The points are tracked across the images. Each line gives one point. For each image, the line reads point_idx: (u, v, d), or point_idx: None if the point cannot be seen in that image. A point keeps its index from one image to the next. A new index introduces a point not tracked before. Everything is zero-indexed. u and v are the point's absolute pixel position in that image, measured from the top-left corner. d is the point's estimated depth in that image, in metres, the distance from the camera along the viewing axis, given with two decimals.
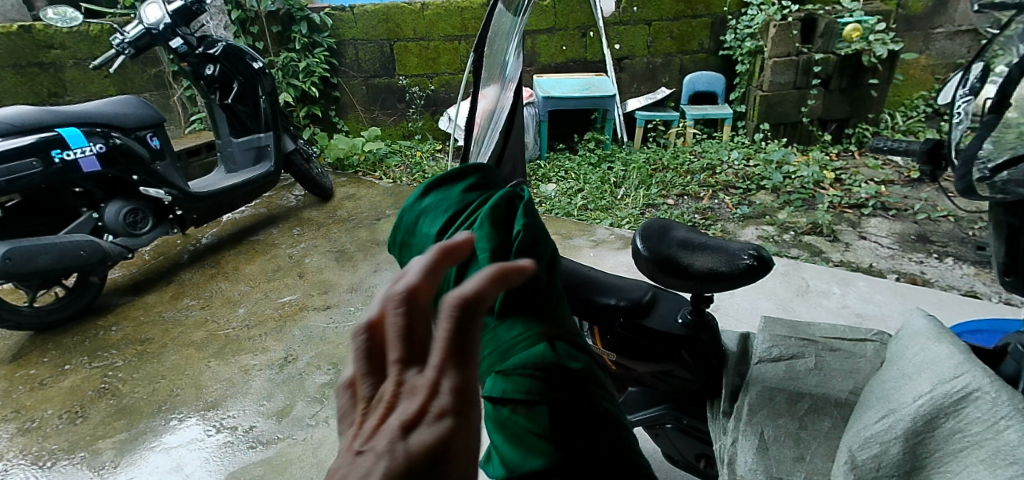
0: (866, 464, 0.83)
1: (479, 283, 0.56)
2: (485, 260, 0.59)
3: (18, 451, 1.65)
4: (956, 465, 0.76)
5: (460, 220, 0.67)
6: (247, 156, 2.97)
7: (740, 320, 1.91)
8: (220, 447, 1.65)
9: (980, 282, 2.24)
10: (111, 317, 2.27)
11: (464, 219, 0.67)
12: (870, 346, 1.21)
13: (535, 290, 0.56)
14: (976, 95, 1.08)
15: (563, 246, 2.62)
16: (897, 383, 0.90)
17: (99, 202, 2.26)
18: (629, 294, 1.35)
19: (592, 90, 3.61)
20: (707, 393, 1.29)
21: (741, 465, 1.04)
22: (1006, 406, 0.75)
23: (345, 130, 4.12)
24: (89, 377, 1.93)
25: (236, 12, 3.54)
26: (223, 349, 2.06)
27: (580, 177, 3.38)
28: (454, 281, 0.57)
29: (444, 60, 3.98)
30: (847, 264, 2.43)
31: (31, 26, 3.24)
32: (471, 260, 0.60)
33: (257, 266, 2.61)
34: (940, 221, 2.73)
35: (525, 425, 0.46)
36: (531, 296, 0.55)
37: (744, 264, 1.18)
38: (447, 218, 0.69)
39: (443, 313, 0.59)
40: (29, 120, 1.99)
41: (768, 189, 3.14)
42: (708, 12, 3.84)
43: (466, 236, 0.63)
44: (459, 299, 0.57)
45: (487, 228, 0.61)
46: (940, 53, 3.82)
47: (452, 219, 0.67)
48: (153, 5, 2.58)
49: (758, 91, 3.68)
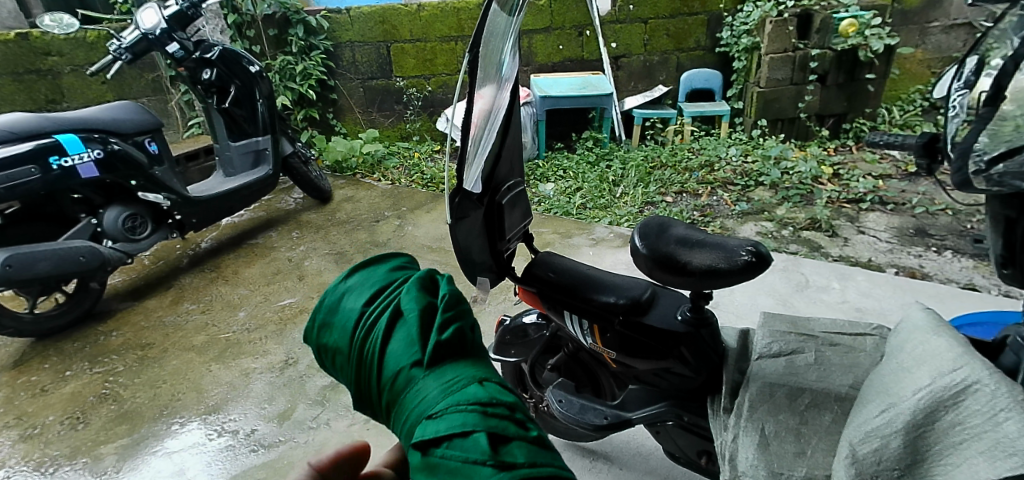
0: (866, 457, 0.83)
1: (400, 344, 0.45)
2: (390, 323, 0.46)
3: (20, 458, 1.65)
4: (956, 457, 0.76)
5: (365, 260, 0.54)
6: (245, 160, 2.98)
7: (740, 317, 1.91)
8: (222, 450, 1.65)
9: (979, 274, 2.25)
10: (111, 323, 2.27)
11: (389, 275, 0.53)
12: (869, 340, 1.22)
13: (461, 357, 0.45)
14: (971, 89, 1.08)
15: (562, 245, 2.63)
16: (897, 377, 0.90)
17: (97, 208, 2.27)
18: (628, 292, 1.36)
19: (589, 89, 3.61)
20: (708, 389, 1.28)
21: (742, 460, 1.04)
22: (1004, 398, 0.75)
23: (343, 132, 4.13)
24: (90, 382, 1.94)
25: (232, 17, 3.54)
26: (224, 352, 2.06)
27: (579, 176, 3.38)
28: (377, 340, 0.46)
29: (441, 61, 3.99)
30: (846, 259, 2.43)
31: (27, 33, 3.24)
32: (371, 320, 0.47)
33: (257, 270, 2.62)
34: (938, 215, 2.74)
35: (462, 464, 0.36)
36: (457, 362, 0.44)
37: (742, 261, 1.18)
38: (360, 268, 0.53)
39: (362, 379, 0.47)
40: (26, 127, 1.99)
41: (767, 185, 3.15)
42: (704, 9, 3.84)
43: (364, 290, 0.50)
44: (383, 355, 0.45)
45: (419, 282, 0.50)
46: (936, 47, 3.83)
47: (364, 277, 0.52)
48: (149, 10, 2.58)
49: (755, 87, 3.69)
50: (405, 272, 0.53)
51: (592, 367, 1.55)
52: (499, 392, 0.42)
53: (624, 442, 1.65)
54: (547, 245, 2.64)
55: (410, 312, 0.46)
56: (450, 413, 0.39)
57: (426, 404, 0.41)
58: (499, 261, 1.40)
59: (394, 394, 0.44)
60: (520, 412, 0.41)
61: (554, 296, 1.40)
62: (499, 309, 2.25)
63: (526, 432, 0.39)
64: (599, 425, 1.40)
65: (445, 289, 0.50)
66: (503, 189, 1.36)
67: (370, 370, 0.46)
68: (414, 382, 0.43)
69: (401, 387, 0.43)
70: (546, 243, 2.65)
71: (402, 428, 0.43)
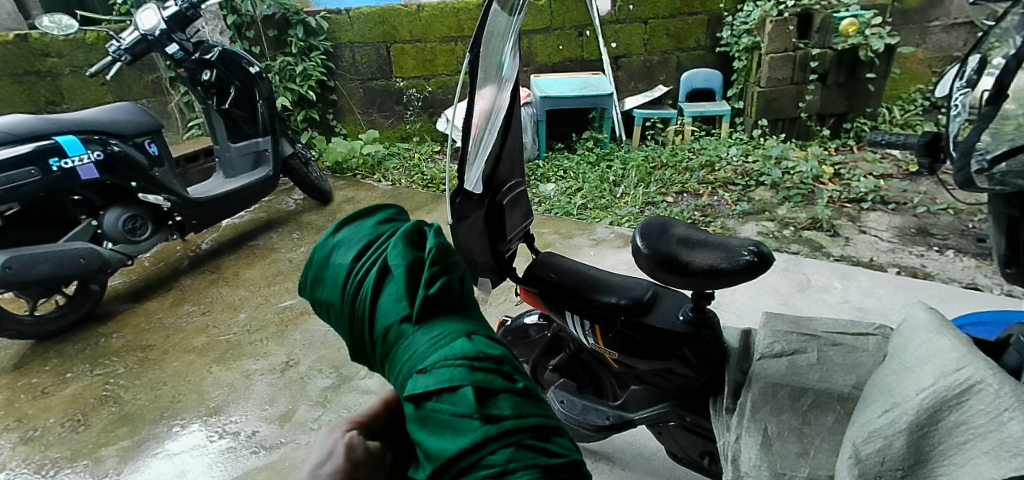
0: (869, 458, 0.83)
1: (391, 298, 0.46)
2: (378, 279, 0.47)
3: (22, 460, 1.65)
4: (960, 457, 0.75)
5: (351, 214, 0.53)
6: (245, 161, 2.97)
7: (741, 317, 1.91)
8: (223, 452, 1.64)
9: (981, 274, 2.24)
10: (111, 324, 2.27)
11: (376, 228, 0.52)
12: (872, 340, 1.21)
13: (448, 314, 0.46)
14: (973, 88, 1.08)
15: (563, 246, 2.62)
16: (899, 377, 0.90)
17: (98, 209, 2.27)
18: (630, 292, 1.36)
19: (589, 89, 3.61)
20: (710, 389, 1.28)
21: (745, 461, 1.03)
22: (1008, 398, 0.74)
23: (344, 133, 4.13)
24: (90, 384, 1.93)
25: (232, 17, 3.54)
26: (225, 354, 2.06)
27: (579, 176, 3.38)
28: (365, 297, 0.47)
29: (441, 62, 3.99)
30: (847, 259, 2.43)
31: (27, 35, 3.24)
32: (360, 277, 0.47)
33: (257, 271, 2.61)
34: (940, 214, 2.73)
35: (452, 417, 0.38)
36: (445, 318, 0.45)
37: (744, 261, 1.18)
38: (347, 221, 0.53)
39: (354, 336, 0.48)
40: (26, 129, 1.99)
41: (768, 185, 3.14)
42: (704, 8, 3.84)
43: (352, 247, 0.50)
44: (373, 315, 0.46)
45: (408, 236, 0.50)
46: (937, 46, 3.82)
47: (353, 232, 0.51)
48: (149, 11, 2.58)
49: (756, 87, 3.69)
50: (393, 226, 0.53)
51: (594, 368, 1.54)
52: (488, 348, 0.44)
53: (626, 442, 1.65)
54: (548, 246, 2.64)
55: (396, 272, 0.46)
56: (440, 370, 0.41)
57: (416, 359, 0.43)
58: (500, 261, 1.40)
59: (384, 348, 0.46)
60: (507, 363, 0.44)
61: (555, 297, 1.40)
62: (500, 310, 2.25)
63: (514, 384, 0.42)
64: (601, 425, 1.40)
65: (436, 244, 0.51)
66: (504, 190, 1.36)
67: (359, 324, 0.47)
68: (404, 337, 0.44)
69: (392, 343, 0.45)
70: (547, 244, 2.65)
71: (394, 378, 0.45)
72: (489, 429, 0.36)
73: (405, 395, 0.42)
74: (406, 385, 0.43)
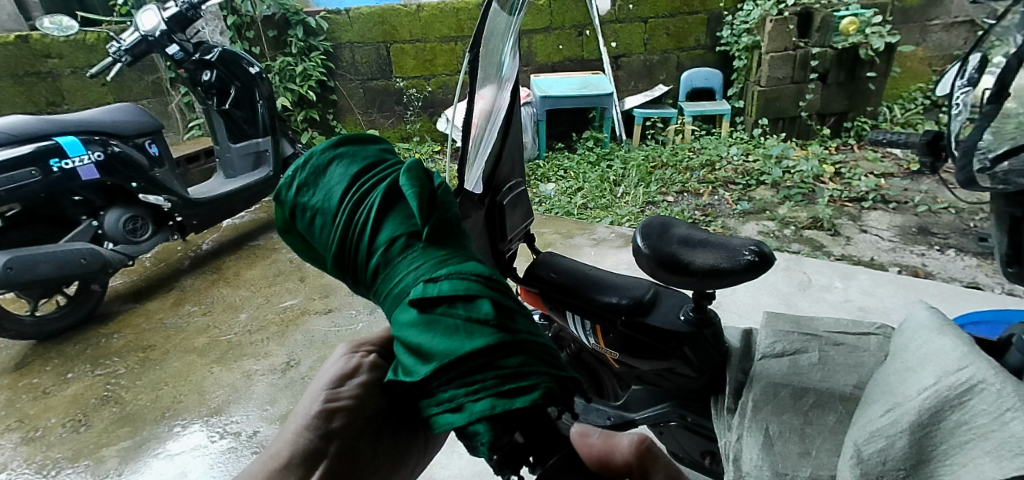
0: (871, 458, 0.82)
1: (400, 216, 0.48)
2: (386, 196, 0.49)
3: (23, 461, 1.65)
4: (962, 457, 0.75)
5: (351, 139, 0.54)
6: (246, 161, 2.97)
7: (743, 316, 1.91)
8: (224, 452, 1.64)
9: (982, 273, 2.24)
10: (112, 324, 2.27)
11: (376, 156, 0.54)
12: (873, 340, 1.21)
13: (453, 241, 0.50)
14: (975, 86, 1.08)
15: (564, 245, 2.62)
16: (901, 376, 0.90)
17: (98, 210, 2.26)
18: (630, 292, 1.35)
19: (589, 89, 3.61)
20: (711, 390, 1.28)
21: (746, 461, 1.03)
22: (1010, 397, 0.74)
23: (344, 134, 4.12)
24: (91, 385, 1.93)
25: (232, 18, 3.53)
26: (225, 354, 2.06)
27: (580, 176, 3.37)
28: (369, 211, 0.48)
29: (440, 62, 3.98)
30: (848, 258, 2.43)
31: (27, 35, 3.24)
32: (368, 193, 0.49)
33: (258, 271, 2.61)
34: (941, 213, 2.73)
35: (468, 320, 0.43)
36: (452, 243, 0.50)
37: (744, 260, 1.18)
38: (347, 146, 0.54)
39: (343, 249, 0.49)
40: (27, 130, 1.99)
41: (768, 184, 3.14)
42: (704, 8, 3.83)
43: (358, 168, 0.51)
44: (376, 226, 0.48)
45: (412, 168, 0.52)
46: (937, 45, 3.82)
47: (355, 154, 0.53)
48: (149, 12, 2.58)
49: (756, 86, 3.68)
50: (392, 158, 0.55)
51: (594, 368, 1.54)
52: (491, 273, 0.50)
53: None
54: (548, 246, 2.64)
55: (406, 194, 0.49)
56: (458, 278, 0.45)
57: (423, 271, 0.46)
58: (501, 261, 1.40)
59: (382, 260, 0.48)
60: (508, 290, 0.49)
61: (555, 297, 1.40)
62: None
63: (517, 307, 0.48)
64: (602, 425, 1.40)
65: (436, 180, 0.54)
66: (505, 189, 1.36)
67: (355, 236, 0.48)
68: (410, 255, 0.47)
69: (397, 256, 0.47)
70: (547, 243, 2.65)
71: (389, 289, 0.48)
72: (501, 337, 0.43)
73: (411, 301, 0.45)
74: (406, 293, 0.46)
